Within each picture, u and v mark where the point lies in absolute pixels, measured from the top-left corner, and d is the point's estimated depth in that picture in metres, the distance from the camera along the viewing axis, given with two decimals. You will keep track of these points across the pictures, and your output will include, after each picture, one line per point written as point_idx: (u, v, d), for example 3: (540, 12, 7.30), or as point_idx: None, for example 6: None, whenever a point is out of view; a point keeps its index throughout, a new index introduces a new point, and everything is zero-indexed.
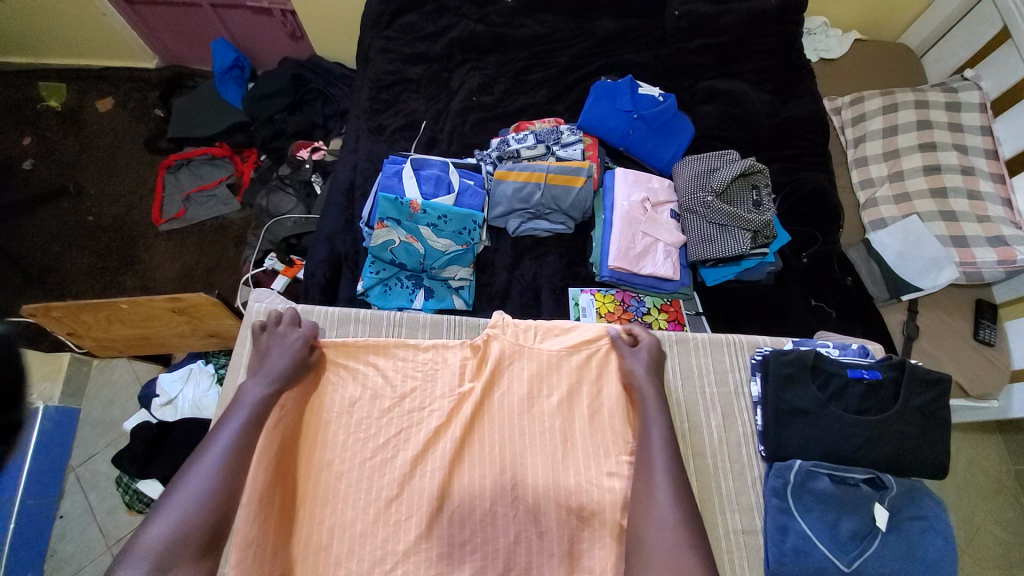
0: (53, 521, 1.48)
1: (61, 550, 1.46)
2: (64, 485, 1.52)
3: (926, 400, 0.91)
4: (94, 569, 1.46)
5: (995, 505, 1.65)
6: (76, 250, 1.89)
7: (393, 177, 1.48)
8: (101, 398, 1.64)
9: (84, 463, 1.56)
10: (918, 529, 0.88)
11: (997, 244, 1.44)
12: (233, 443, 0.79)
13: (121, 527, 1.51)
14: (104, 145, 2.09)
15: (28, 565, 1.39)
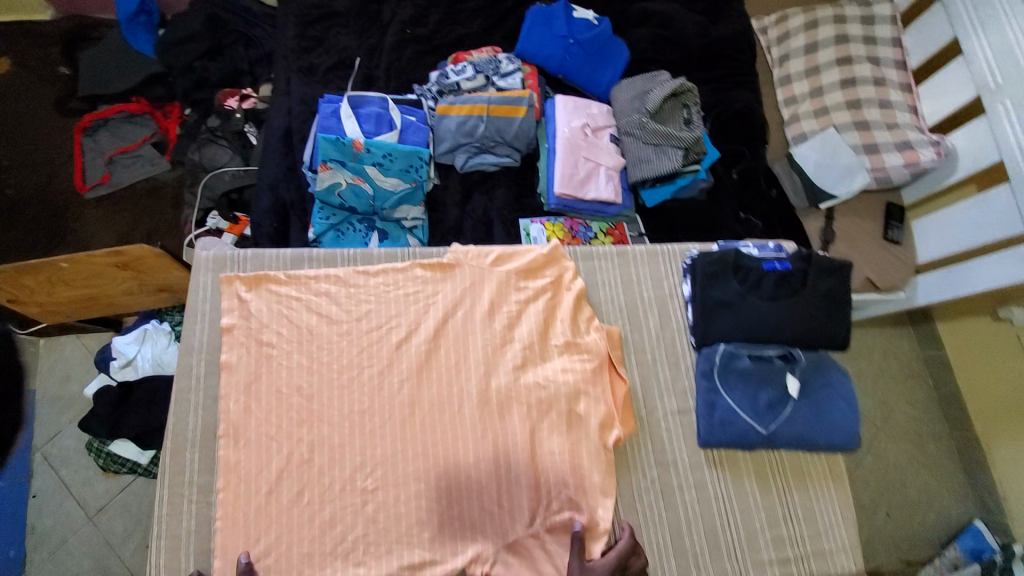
0: (27, 500, 1.45)
1: (41, 526, 1.44)
2: (31, 465, 1.48)
3: (833, 285, 1.04)
4: (79, 539, 1.44)
5: (908, 386, 1.87)
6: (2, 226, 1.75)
7: (331, 118, 1.45)
8: (55, 373, 1.55)
9: (50, 441, 1.51)
10: (826, 395, 1.00)
11: (903, 149, 1.57)
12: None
13: (101, 497, 1.47)
14: (8, 111, 1.88)
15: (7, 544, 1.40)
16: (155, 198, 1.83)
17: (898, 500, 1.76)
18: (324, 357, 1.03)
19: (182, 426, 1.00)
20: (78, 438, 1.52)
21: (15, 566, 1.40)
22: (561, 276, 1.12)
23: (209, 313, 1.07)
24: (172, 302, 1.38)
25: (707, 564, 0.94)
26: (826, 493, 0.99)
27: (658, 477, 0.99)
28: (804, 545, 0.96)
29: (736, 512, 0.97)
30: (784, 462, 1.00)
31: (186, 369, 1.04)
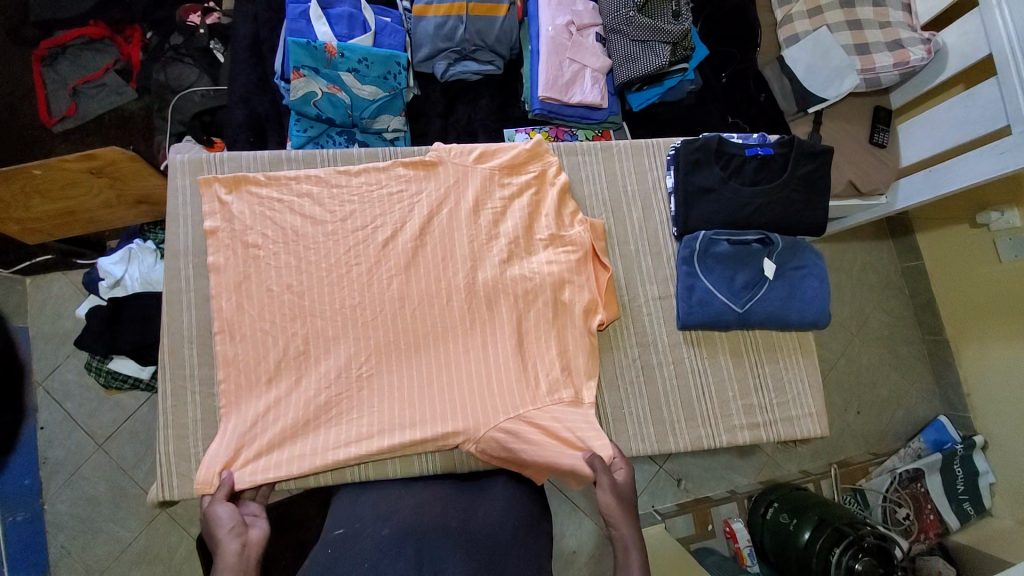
0: (35, 434, 1.48)
1: (53, 456, 1.48)
2: (34, 399, 1.50)
3: (810, 170, 1.08)
4: (92, 466, 1.49)
5: (883, 294, 1.90)
6: None
7: (299, 20, 1.36)
8: (46, 312, 1.53)
9: (50, 376, 1.52)
10: (799, 277, 1.07)
11: (894, 48, 1.47)
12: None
13: (107, 425, 1.52)
14: None
15: (23, 473, 1.41)
16: (124, 128, 1.72)
17: (869, 400, 1.82)
18: (312, 255, 1.03)
19: (177, 325, 1.02)
20: (77, 371, 1.54)
21: (33, 493, 1.43)
22: (545, 170, 1.12)
23: (192, 217, 1.07)
24: (151, 218, 1.38)
25: (684, 429, 1.07)
26: (794, 365, 1.12)
27: (640, 356, 1.08)
28: (772, 411, 1.10)
29: (711, 384, 1.09)
30: (758, 340, 1.12)
31: (175, 272, 1.04)
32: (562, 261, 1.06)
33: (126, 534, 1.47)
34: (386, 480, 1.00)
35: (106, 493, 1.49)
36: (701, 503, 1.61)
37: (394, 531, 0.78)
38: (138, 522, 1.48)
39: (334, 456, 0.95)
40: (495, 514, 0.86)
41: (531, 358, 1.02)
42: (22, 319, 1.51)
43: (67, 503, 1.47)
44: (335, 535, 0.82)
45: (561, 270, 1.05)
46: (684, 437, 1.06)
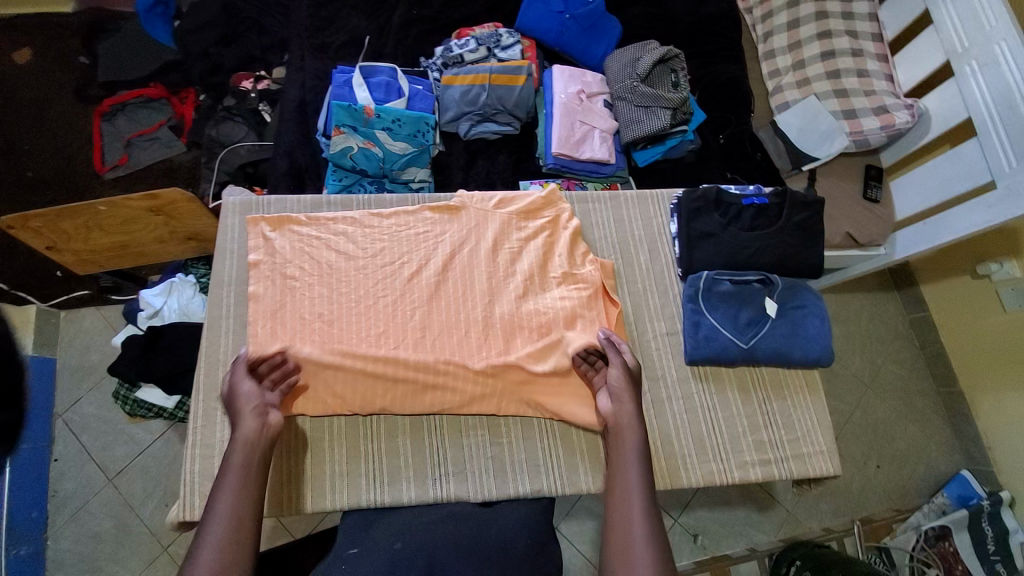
0: (48, 465, 1.51)
1: (62, 489, 1.50)
2: (54, 430, 1.54)
3: (806, 216, 1.17)
4: (100, 501, 1.51)
5: (892, 346, 1.91)
6: (22, 208, 1.75)
7: (343, 87, 1.56)
8: (75, 344, 1.61)
9: (70, 408, 1.57)
10: (802, 315, 1.13)
11: (879, 112, 1.61)
12: (236, 496, 0.83)
13: (120, 459, 1.54)
14: (27, 97, 1.88)
15: (30, 505, 1.43)
16: (170, 176, 1.86)
17: (887, 453, 1.78)
18: (345, 285, 1.12)
19: (215, 350, 1.10)
20: (96, 404, 1.59)
21: (37, 528, 1.44)
22: (558, 216, 1.22)
23: (238, 251, 1.18)
24: (196, 254, 1.50)
25: (695, 464, 1.08)
26: (803, 403, 1.15)
27: (650, 390, 1.12)
28: (783, 449, 1.12)
29: (721, 420, 1.11)
30: (765, 378, 1.16)
31: (218, 300, 1.14)
32: (575, 296, 1.13)
33: (126, 574, 1.45)
34: (401, 505, 1.01)
35: (111, 529, 1.49)
36: (720, 561, 1.55)
37: (406, 544, 0.83)
38: (141, 561, 1.47)
39: None
40: (509, 526, 0.91)
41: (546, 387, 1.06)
42: (53, 351, 1.60)
43: (69, 540, 1.47)
44: (348, 552, 0.86)
45: (575, 305, 1.12)
46: (696, 472, 1.07)
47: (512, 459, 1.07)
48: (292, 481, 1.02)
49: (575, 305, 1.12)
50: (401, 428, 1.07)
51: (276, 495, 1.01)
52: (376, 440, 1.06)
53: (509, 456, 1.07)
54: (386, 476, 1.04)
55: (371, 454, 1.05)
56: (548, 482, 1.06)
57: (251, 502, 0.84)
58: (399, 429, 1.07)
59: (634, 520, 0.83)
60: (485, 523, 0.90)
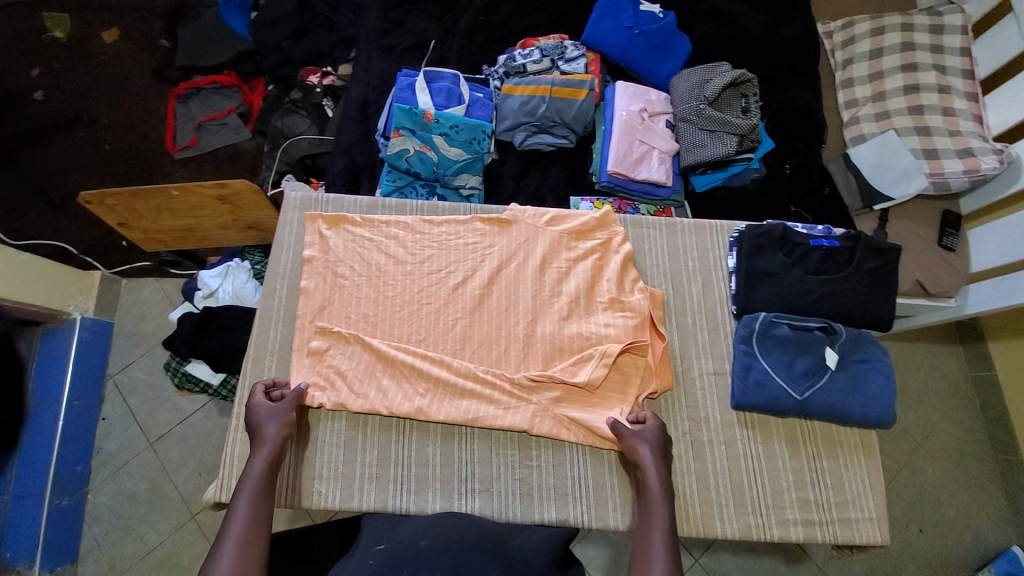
0: (96, 423, 1.60)
1: (106, 447, 1.59)
2: (103, 392, 1.63)
3: (876, 264, 1.14)
4: (139, 463, 1.58)
5: (952, 405, 1.75)
6: (96, 178, 1.86)
7: (406, 90, 1.58)
8: (132, 312, 1.71)
9: (120, 371, 1.66)
10: (863, 370, 1.08)
11: (964, 155, 1.49)
12: (246, 527, 0.84)
13: (162, 425, 1.62)
14: (111, 75, 2.00)
15: (76, 460, 1.52)
16: (233, 161, 1.94)
17: (934, 519, 1.64)
18: (391, 289, 1.13)
19: (264, 339, 1.14)
20: (145, 370, 1.67)
21: (80, 481, 1.53)
22: (610, 239, 1.19)
23: (294, 244, 1.22)
24: (255, 242, 1.54)
25: (732, 514, 1.03)
26: (856, 464, 1.08)
27: (690, 431, 1.08)
28: (829, 510, 1.05)
29: (763, 471, 1.06)
30: (816, 432, 1.09)
31: (271, 291, 1.18)
32: (622, 323, 1.09)
33: (153, 537, 1.52)
34: (425, 513, 1.01)
35: (145, 492, 1.56)
36: None
37: (432, 542, 0.81)
38: (167, 526, 1.53)
39: None
40: (532, 542, 0.91)
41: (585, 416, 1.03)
42: (113, 315, 1.69)
43: (106, 497, 1.55)
44: (377, 548, 0.87)
45: (619, 331, 1.09)
46: (732, 523, 1.02)
47: (540, 483, 1.05)
48: (321, 480, 1.04)
49: (620, 332, 1.08)
50: (432, 438, 1.07)
51: (306, 488, 1.03)
52: (406, 448, 1.06)
53: (536, 480, 1.05)
54: (414, 484, 1.04)
55: (401, 460, 1.05)
56: (575, 512, 1.03)
57: (258, 532, 0.85)
58: (430, 438, 1.07)
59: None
60: (510, 536, 0.91)
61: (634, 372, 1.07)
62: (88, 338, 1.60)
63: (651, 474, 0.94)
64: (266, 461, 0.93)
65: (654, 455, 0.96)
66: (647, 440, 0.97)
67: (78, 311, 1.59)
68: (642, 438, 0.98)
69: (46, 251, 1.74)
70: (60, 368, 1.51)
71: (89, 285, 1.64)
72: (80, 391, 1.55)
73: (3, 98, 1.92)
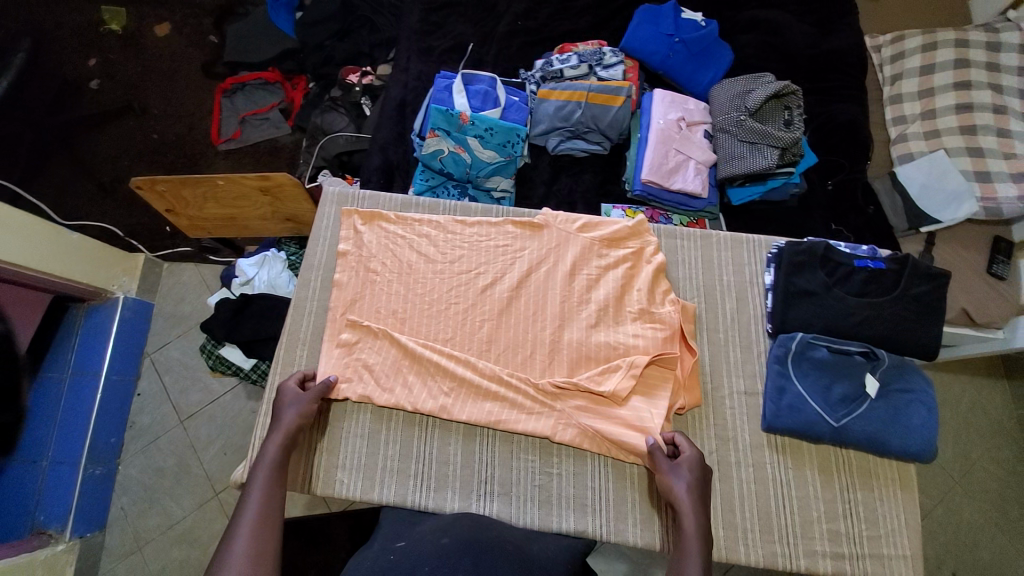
0: (131, 398, 1.66)
1: (140, 421, 1.65)
2: (141, 367, 1.70)
3: (925, 289, 1.09)
4: (167, 441, 1.63)
5: (995, 442, 1.65)
6: (144, 165, 1.94)
7: (443, 91, 1.59)
8: (171, 295, 1.77)
9: (158, 350, 1.72)
10: (905, 400, 1.03)
11: (1017, 179, 1.44)
12: (261, 508, 0.85)
13: (194, 403, 1.67)
14: (163, 68, 2.09)
15: (111, 431, 1.58)
16: (272, 155, 1.99)
17: (970, 562, 1.54)
18: (422, 286, 1.14)
19: (295, 330, 1.16)
20: (182, 350, 1.73)
21: (113, 451, 1.59)
22: (643, 248, 1.17)
23: (329, 238, 1.24)
24: (291, 234, 1.59)
25: (758, 540, 0.99)
26: (893, 499, 1.03)
27: (717, 450, 1.05)
28: (861, 545, 1.00)
29: (793, 498, 1.02)
30: (851, 460, 1.04)
31: (305, 283, 1.20)
32: (653, 334, 1.07)
33: (177, 514, 1.57)
34: (443, 513, 1.01)
35: (171, 469, 1.61)
36: None
37: (454, 540, 0.81)
38: (191, 505, 1.58)
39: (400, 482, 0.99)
40: (550, 553, 0.90)
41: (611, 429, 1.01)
42: (151, 297, 1.76)
43: (137, 468, 1.61)
44: (397, 543, 0.87)
45: (648, 341, 1.07)
46: (757, 550, 0.99)
47: (558, 491, 1.03)
48: (341, 472, 1.04)
49: (650, 342, 1.06)
50: (453, 438, 1.07)
51: (328, 478, 1.05)
52: (427, 447, 1.06)
53: (555, 488, 1.03)
54: (433, 483, 1.04)
55: (421, 458, 1.05)
56: (593, 524, 1.01)
57: (273, 514, 0.85)
58: (452, 437, 1.07)
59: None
60: (528, 543, 0.90)
61: (663, 385, 1.05)
62: (129, 317, 1.67)
63: (691, 512, 0.89)
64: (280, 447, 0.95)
65: (693, 495, 0.91)
66: (682, 475, 0.93)
67: (122, 291, 1.65)
68: (679, 475, 0.93)
69: (95, 232, 1.83)
70: (103, 341, 1.58)
71: (134, 267, 1.71)
72: (120, 365, 1.61)
73: (63, 87, 2.03)
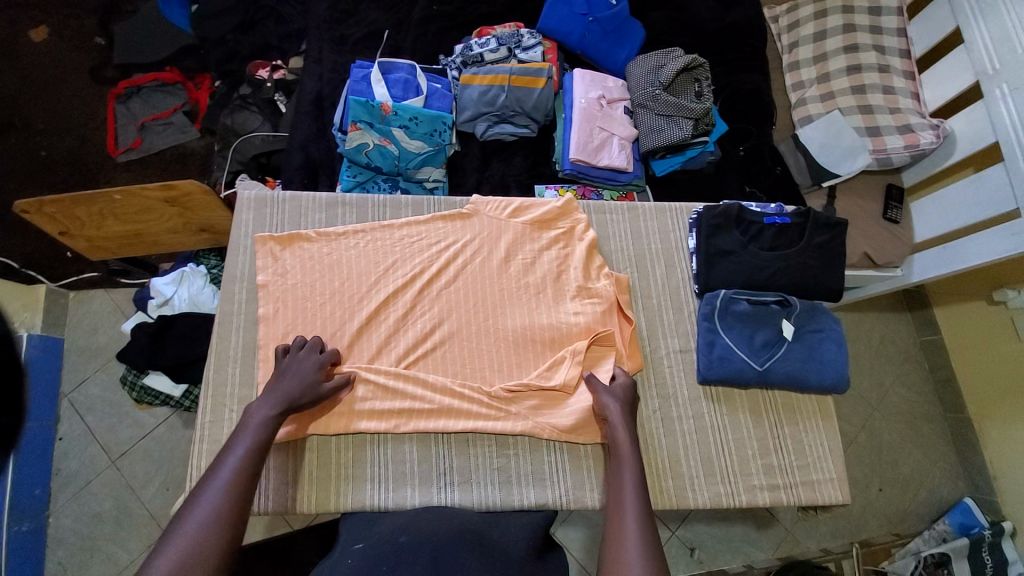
0: (52, 445, 1.51)
1: (66, 468, 1.50)
2: (58, 410, 1.54)
3: (827, 239, 1.20)
4: (102, 482, 1.51)
5: (901, 368, 1.87)
6: (33, 187, 1.74)
7: (361, 83, 1.54)
8: (83, 326, 1.61)
9: (75, 389, 1.57)
10: (817, 339, 1.15)
11: (903, 131, 1.58)
12: (239, 470, 0.83)
13: (124, 442, 1.54)
14: (42, 76, 1.86)
15: (32, 484, 1.44)
16: (183, 162, 1.84)
17: (891, 476, 1.75)
18: (358, 305, 1.11)
19: (225, 346, 1.10)
20: (102, 386, 1.58)
21: (39, 505, 1.45)
22: (574, 227, 1.21)
23: (247, 258, 1.16)
24: (209, 245, 1.49)
25: (704, 485, 1.07)
26: (815, 429, 1.14)
27: (659, 408, 1.11)
28: (793, 474, 1.11)
29: (731, 442, 1.10)
30: (777, 400, 1.15)
31: (229, 296, 1.13)
32: (590, 312, 1.11)
33: (123, 557, 1.46)
34: (405, 509, 1.00)
35: (110, 512, 1.49)
36: None
37: (411, 539, 0.81)
38: (137, 546, 1.47)
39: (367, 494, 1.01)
40: (509, 532, 0.92)
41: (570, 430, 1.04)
42: (61, 331, 1.59)
43: (69, 520, 1.47)
44: (353, 549, 0.86)
45: (588, 316, 1.11)
46: (703, 494, 1.07)
47: (517, 470, 1.06)
48: (264, 475, 1.01)
49: (591, 317, 1.11)
50: (407, 434, 1.06)
51: (281, 495, 1.01)
52: (381, 447, 1.05)
53: (514, 468, 1.06)
54: (392, 482, 1.03)
55: (376, 459, 1.04)
56: (554, 495, 1.05)
57: (245, 484, 0.82)
58: (405, 436, 1.06)
59: (627, 522, 0.82)
60: (488, 527, 0.91)
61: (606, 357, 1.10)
62: (36, 358, 1.51)
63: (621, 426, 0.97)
64: (270, 413, 0.92)
65: (621, 405, 1.01)
66: (617, 396, 1.02)
67: (23, 328, 1.49)
68: (612, 393, 1.02)
69: None
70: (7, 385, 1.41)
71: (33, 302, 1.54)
72: (29, 412, 1.45)
73: None
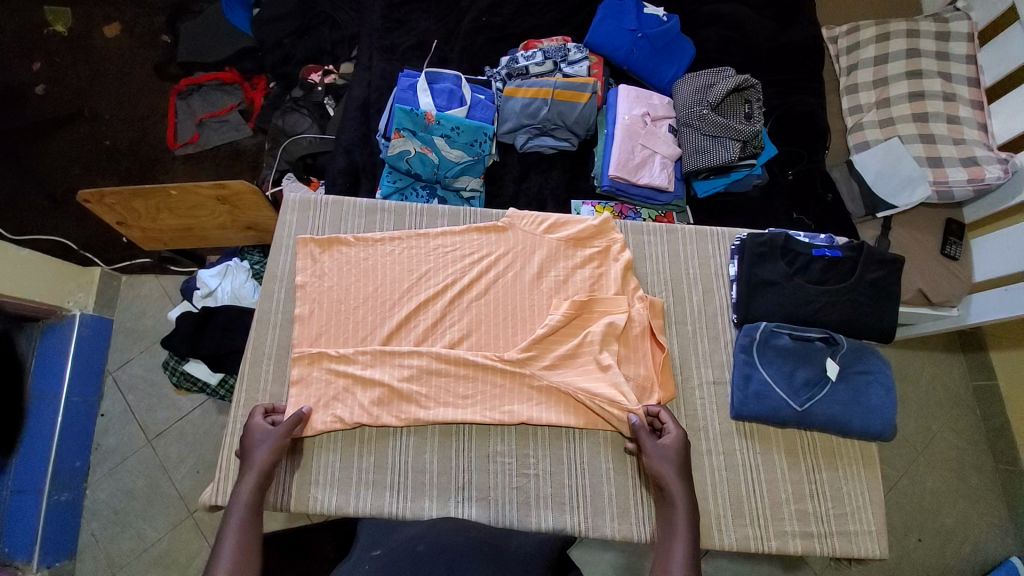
0: (96, 419, 1.60)
1: (105, 444, 1.59)
2: (103, 387, 1.63)
3: (880, 275, 1.14)
4: (137, 459, 1.58)
5: (951, 413, 1.74)
6: (98, 175, 1.85)
7: (408, 91, 1.56)
8: (132, 309, 1.70)
9: (120, 368, 1.65)
10: (864, 381, 1.08)
11: (967, 164, 1.48)
12: (236, 547, 0.84)
13: (160, 422, 1.61)
14: (113, 71, 1.99)
15: (75, 456, 1.52)
16: (234, 159, 1.93)
17: (933, 528, 1.63)
18: (390, 311, 1.12)
19: (262, 342, 1.13)
20: (145, 366, 1.67)
21: (79, 476, 1.53)
22: (609, 247, 1.19)
23: (291, 249, 1.21)
24: (253, 242, 1.54)
25: (730, 525, 1.02)
26: (856, 477, 1.07)
27: (689, 441, 1.08)
28: (828, 523, 1.04)
29: (763, 483, 1.05)
30: (816, 443, 1.08)
31: (269, 293, 1.17)
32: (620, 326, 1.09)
33: (150, 534, 1.52)
34: (422, 520, 1.01)
35: (142, 489, 1.56)
36: None
37: (429, 547, 0.82)
38: (164, 523, 1.53)
39: (389, 503, 1.03)
40: (526, 549, 0.90)
41: (588, 399, 1.06)
42: (111, 312, 1.69)
43: (106, 492, 1.55)
44: (370, 556, 0.86)
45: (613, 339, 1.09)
46: (729, 535, 1.02)
47: (536, 491, 1.04)
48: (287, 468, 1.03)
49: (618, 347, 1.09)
50: (430, 444, 1.06)
51: (301, 493, 1.03)
52: (403, 455, 1.06)
53: (533, 488, 1.04)
54: (410, 490, 1.04)
55: (396, 467, 1.05)
56: (572, 520, 1.03)
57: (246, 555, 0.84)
58: (427, 446, 1.06)
59: None
60: (506, 541, 0.91)
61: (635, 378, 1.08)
62: (87, 336, 1.60)
63: (676, 486, 0.95)
64: (253, 484, 0.93)
65: (677, 469, 0.97)
66: (669, 457, 0.98)
67: (78, 308, 1.58)
68: (663, 455, 0.98)
69: (47, 246, 1.74)
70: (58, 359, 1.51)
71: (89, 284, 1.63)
72: (78, 386, 1.55)
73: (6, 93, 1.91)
